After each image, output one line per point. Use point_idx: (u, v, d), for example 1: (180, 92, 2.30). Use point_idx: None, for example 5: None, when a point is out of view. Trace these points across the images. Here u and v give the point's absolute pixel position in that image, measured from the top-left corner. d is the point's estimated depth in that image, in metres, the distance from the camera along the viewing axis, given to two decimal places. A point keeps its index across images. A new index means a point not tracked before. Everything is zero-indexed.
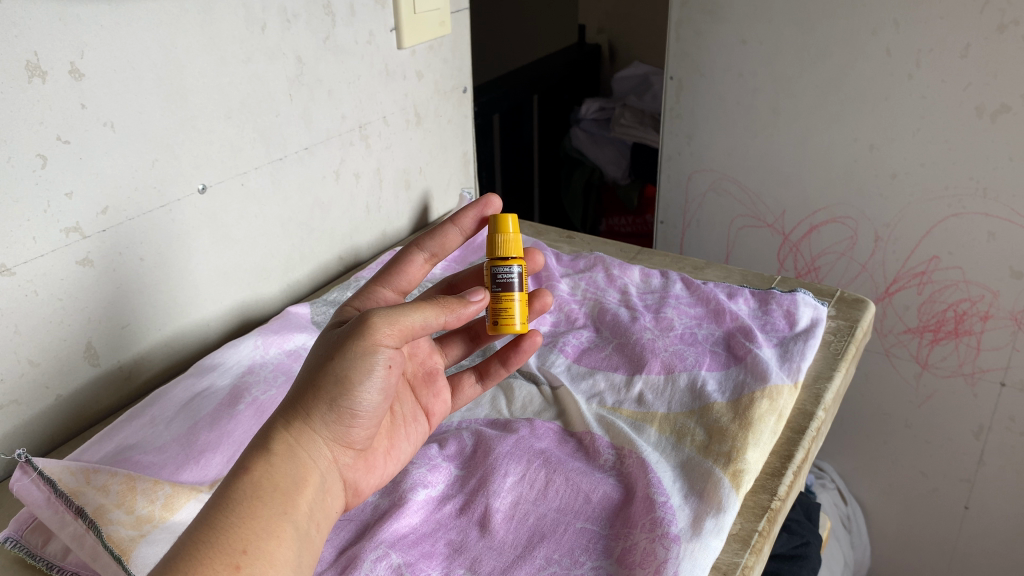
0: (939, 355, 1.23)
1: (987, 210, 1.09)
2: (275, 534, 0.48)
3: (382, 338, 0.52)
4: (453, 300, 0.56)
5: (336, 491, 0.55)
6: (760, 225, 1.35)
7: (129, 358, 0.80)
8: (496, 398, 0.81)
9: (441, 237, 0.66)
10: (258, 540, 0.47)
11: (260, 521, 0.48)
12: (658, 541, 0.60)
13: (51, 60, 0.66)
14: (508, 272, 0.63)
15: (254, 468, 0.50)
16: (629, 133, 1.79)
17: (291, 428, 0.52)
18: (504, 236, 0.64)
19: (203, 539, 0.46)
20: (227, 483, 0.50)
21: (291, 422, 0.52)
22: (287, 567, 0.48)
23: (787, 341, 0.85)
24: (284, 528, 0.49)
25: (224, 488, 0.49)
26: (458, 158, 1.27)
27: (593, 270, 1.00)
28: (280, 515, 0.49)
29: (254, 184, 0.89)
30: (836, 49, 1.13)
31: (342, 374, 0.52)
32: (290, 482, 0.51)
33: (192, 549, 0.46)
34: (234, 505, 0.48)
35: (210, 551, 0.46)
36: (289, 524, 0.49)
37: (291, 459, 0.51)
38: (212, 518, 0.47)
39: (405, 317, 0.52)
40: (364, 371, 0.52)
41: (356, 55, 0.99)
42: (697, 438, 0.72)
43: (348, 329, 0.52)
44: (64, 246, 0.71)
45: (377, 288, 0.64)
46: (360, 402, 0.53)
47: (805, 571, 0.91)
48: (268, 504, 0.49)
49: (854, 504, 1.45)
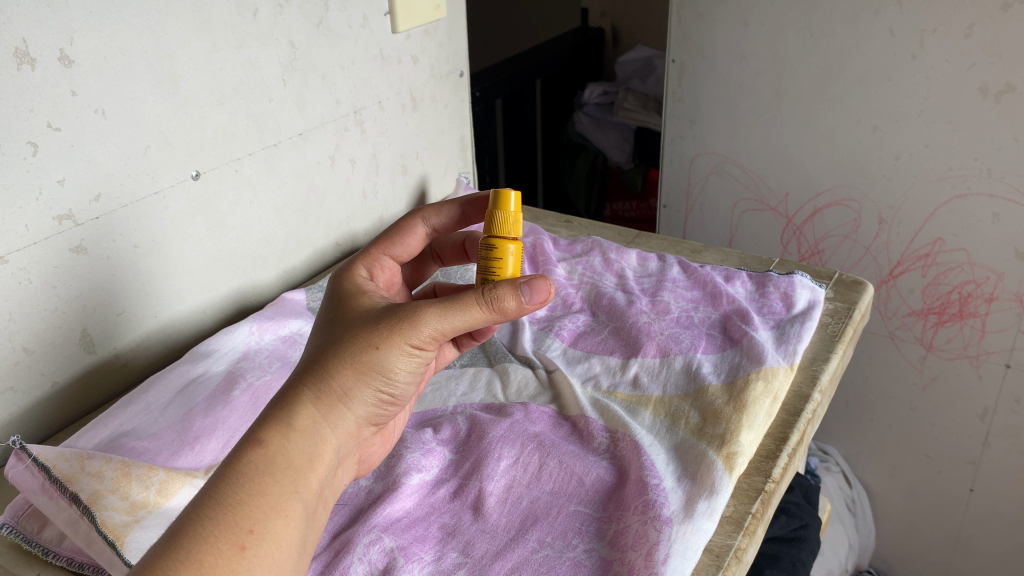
0: (944, 338, 1.22)
1: (993, 191, 1.08)
2: (284, 514, 0.46)
3: (425, 337, 0.52)
4: (506, 297, 0.53)
5: (345, 468, 0.54)
6: (763, 208, 1.34)
7: (124, 345, 0.80)
8: (491, 381, 0.81)
9: (448, 215, 0.66)
10: (267, 519, 0.46)
11: (270, 498, 0.46)
12: (649, 523, 0.60)
13: (41, 47, 0.66)
14: (496, 253, 0.60)
15: (272, 442, 0.48)
16: (632, 117, 1.76)
17: (320, 405, 0.51)
18: (504, 214, 0.61)
19: (210, 514, 0.44)
20: (240, 452, 0.47)
21: (318, 398, 0.51)
22: (293, 549, 0.46)
23: (783, 323, 0.85)
24: (292, 507, 0.47)
25: (234, 458, 0.47)
26: (455, 143, 1.27)
27: (590, 253, 0.99)
28: (290, 493, 0.47)
29: (248, 170, 0.89)
30: (838, 29, 1.12)
31: (382, 364, 0.52)
32: (306, 459, 0.49)
33: (200, 524, 0.44)
34: (242, 480, 0.46)
35: (218, 529, 0.44)
36: (298, 502, 0.47)
37: (313, 437, 0.50)
38: (220, 491, 0.45)
39: (455, 323, 0.52)
40: (406, 364, 0.52)
41: (350, 40, 0.98)
42: (691, 420, 0.72)
43: (395, 320, 0.52)
44: (57, 234, 0.71)
45: (380, 256, 0.64)
46: (393, 388, 0.53)
47: (804, 553, 0.91)
48: (279, 481, 0.47)
49: (859, 487, 1.45)
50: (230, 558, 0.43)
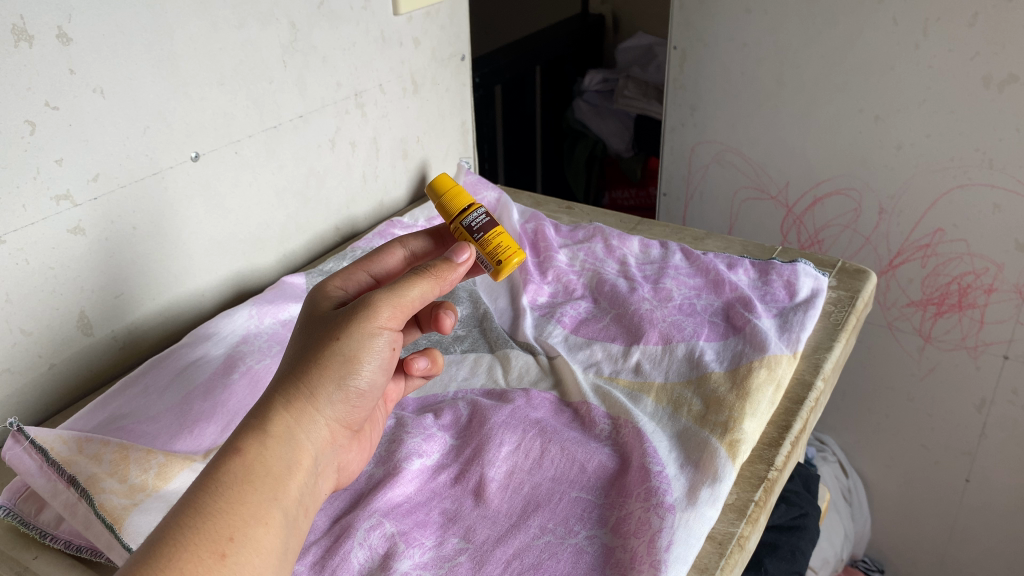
0: (943, 328, 1.22)
1: (993, 182, 1.08)
2: (264, 521, 0.45)
3: (386, 318, 0.52)
4: (442, 265, 0.56)
5: (327, 472, 0.52)
6: (764, 197, 1.33)
7: (123, 327, 0.80)
8: (492, 367, 0.80)
9: (425, 244, 0.64)
10: (247, 526, 0.44)
11: (249, 505, 0.45)
12: (652, 510, 0.59)
13: (38, 24, 0.65)
14: (470, 216, 0.64)
15: (247, 449, 0.46)
16: (633, 105, 1.76)
17: (293, 408, 0.49)
18: (446, 196, 0.67)
19: (189, 523, 0.42)
20: (216, 463, 0.46)
21: (291, 401, 0.49)
22: (274, 555, 0.44)
23: (786, 311, 0.85)
24: (272, 515, 0.45)
25: (211, 468, 0.45)
26: (456, 128, 1.26)
27: (592, 240, 0.99)
28: (269, 500, 0.45)
29: (248, 152, 0.88)
30: (841, 17, 1.11)
31: (348, 354, 0.51)
32: (285, 466, 0.47)
33: (180, 531, 0.42)
34: (222, 488, 0.44)
35: (197, 534, 0.42)
36: (278, 510, 0.46)
37: (290, 442, 0.48)
38: (199, 500, 0.44)
39: (405, 296, 0.53)
40: (370, 350, 0.51)
41: (350, 21, 0.97)
42: (693, 408, 0.72)
43: (350, 309, 0.52)
44: (54, 214, 0.70)
45: (363, 274, 0.59)
46: (362, 381, 0.52)
47: (803, 542, 0.91)
48: (259, 488, 0.45)
49: (855, 477, 1.45)
50: (212, 566, 0.42)
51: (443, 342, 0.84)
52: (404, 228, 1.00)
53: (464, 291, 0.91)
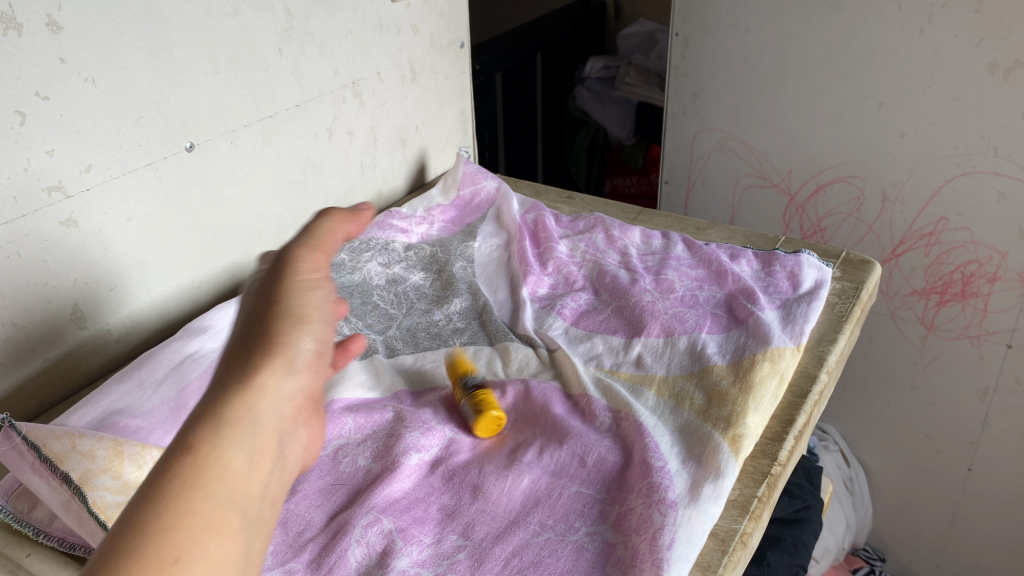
0: (946, 317, 1.21)
1: (998, 169, 1.06)
2: (234, 499, 0.33)
3: (312, 265, 0.42)
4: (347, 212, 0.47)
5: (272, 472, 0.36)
6: (766, 185, 1.31)
7: (118, 320, 0.79)
8: (491, 360, 0.79)
9: None
10: (194, 533, 0.31)
11: (218, 485, 0.33)
12: (654, 507, 0.59)
13: (27, 12, 0.63)
14: None
15: (188, 443, 0.34)
16: (634, 92, 1.74)
17: (232, 386, 0.36)
18: None
19: (148, 515, 0.31)
20: (153, 469, 0.33)
21: (233, 383, 0.36)
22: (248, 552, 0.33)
23: (790, 303, 0.84)
24: (241, 496, 0.34)
25: (142, 485, 0.32)
26: (455, 116, 1.24)
27: (593, 230, 0.97)
28: (231, 486, 0.34)
29: (243, 141, 0.87)
30: (845, 3, 1.10)
31: (296, 303, 0.40)
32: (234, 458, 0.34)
33: (161, 511, 0.31)
34: (163, 490, 0.32)
35: (178, 520, 0.31)
36: (241, 497, 0.34)
37: (249, 418, 0.36)
38: (140, 506, 0.31)
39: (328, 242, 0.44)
40: (316, 295, 0.41)
41: (347, 8, 0.96)
42: (696, 402, 0.71)
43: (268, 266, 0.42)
44: (47, 206, 0.69)
45: None
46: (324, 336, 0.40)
47: (805, 535, 0.90)
48: (217, 472, 0.33)
49: (857, 466, 1.43)
50: None
51: (441, 335, 0.83)
52: (402, 218, 0.99)
53: (463, 283, 0.89)
